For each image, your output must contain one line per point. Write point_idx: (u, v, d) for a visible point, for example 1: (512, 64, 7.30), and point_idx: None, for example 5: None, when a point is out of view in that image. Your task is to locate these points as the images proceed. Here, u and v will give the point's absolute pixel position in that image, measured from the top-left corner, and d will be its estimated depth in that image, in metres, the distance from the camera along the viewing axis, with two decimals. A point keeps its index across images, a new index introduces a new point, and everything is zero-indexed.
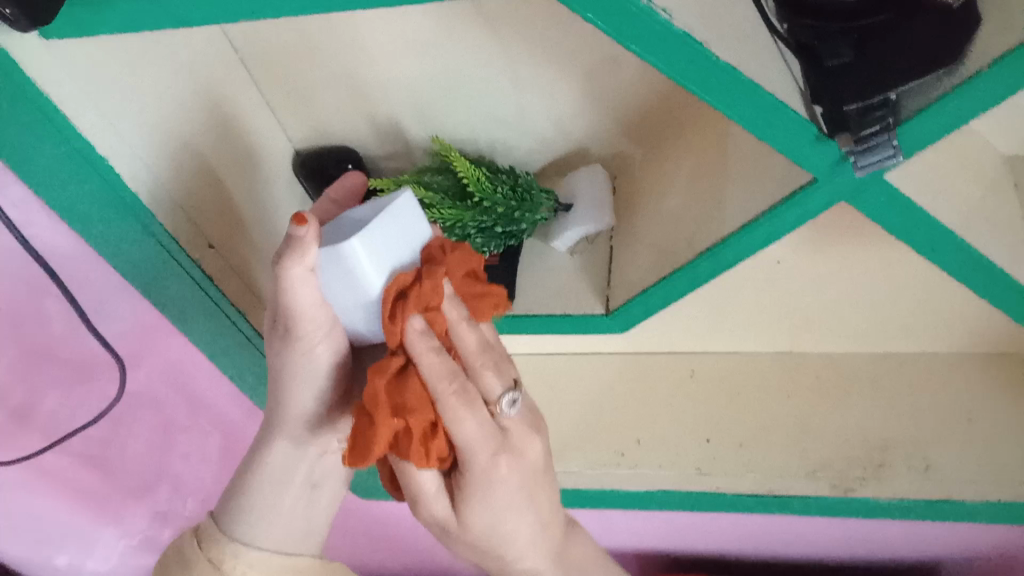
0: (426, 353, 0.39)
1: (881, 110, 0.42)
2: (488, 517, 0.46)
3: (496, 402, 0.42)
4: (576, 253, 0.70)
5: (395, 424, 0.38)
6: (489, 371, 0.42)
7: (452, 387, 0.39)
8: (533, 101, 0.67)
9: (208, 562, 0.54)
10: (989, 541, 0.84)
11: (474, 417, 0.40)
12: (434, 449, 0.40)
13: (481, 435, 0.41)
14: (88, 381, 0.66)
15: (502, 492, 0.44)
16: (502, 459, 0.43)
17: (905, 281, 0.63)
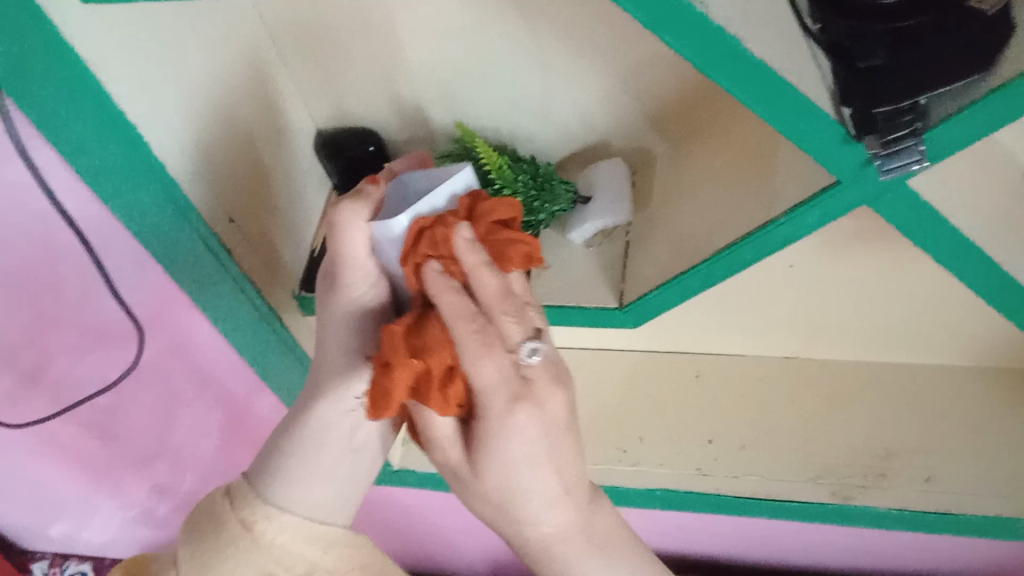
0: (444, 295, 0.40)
1: (910, 115, 0.42)
2: (523, 473, 0.42)
3: (516, 348, 0.40)
4: (592, 246, 0.69)
5: (415, 365, 0.40)
6: (511, 319, 0.40)
7: (469, 328, 0.39)
8: (559, 90, 0.68)
9: (239, 523, 0.50)
10: (985, 559, 0.84)
11: (492, 359, 0.39)
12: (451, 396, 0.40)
13: (498, 379, 0.39)
14: (103, 349, 0.66)
15: (528, 434, 0.41)
16: (554, 389, 0.41)
17: (919, 291, 0.64)
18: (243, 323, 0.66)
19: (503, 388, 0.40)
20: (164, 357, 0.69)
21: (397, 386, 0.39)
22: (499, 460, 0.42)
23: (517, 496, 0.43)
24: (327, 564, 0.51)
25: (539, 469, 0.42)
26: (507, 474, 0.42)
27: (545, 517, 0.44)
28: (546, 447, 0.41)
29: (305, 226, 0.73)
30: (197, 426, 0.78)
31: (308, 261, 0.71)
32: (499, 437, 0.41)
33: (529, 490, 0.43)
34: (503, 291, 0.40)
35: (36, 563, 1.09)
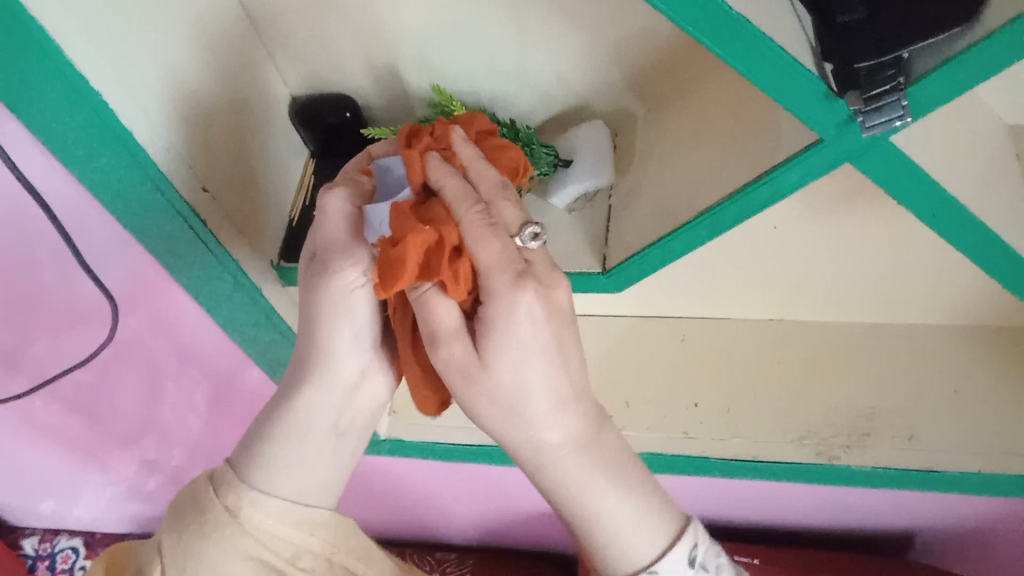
0: (445, 178, 0.45)
1: (893, 70, 0.42)
2: (528, 364, 0.43)
3: (517, 232, 0.44)
4: (575, 211, 0.69)
5: (426, 235, 0.42)
6: (509, 207, 0.44)
7: (472, 208, 0.43)
8: (537, 55, 0.67)
9: (224, 510, 0.49)
10: (968, 515, 0.85)
11: (495, 238, 0.42)
12: (460, 271, 0.42)
13: (502, 255, 0.42)
14: (81, 326, 0.65)
15: (532, 318, 0.42)
16: (553, 277, 0.44)
17: (902, 250, 0.63)
18: (224, 299, 0.64)
19: (507, 266, 0.42)
20: (146, 336, 0.68)
21: (408, 254, 0.41)
22: (507, 340, 0.42)
23: (521, 396, 0.44)
24: (312, 546, 0.52)
25: (541, 364, 0.43)
26: (514, 363, 0.43)
27: (548, 422, 0.45)
28: (548, 341, 0.43)
29: (285, 196, 0.72)
30: (183, 401, 0.78)
31: (287, 232, 0.70)
32: (506, 316, 0.42)
33: (531, 390, 0.43)
34: (501, 183, 0.45)
35: (27, 538, 1.11)
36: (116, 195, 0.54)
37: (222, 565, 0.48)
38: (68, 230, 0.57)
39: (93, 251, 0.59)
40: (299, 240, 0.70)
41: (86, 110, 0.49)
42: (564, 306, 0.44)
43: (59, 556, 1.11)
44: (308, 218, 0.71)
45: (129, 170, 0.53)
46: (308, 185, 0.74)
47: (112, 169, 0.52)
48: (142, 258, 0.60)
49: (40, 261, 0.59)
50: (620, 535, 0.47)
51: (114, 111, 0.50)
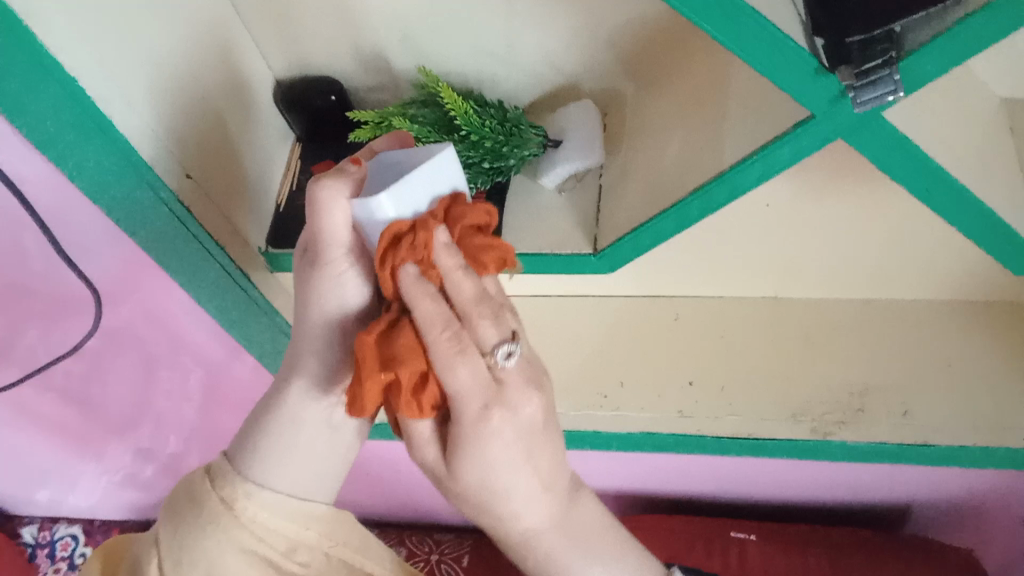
0: (421, 301, 0.40)
1: (886, 44, 0.41)
2: (503, 470, 0.44)
3: (490, 352, 0.42)
4: (564, 191, 0.68)
5: (382, 377, 0.39)
6: (485, 322, 0.42)
7: (444, 333, 0.40)
8: (525, 34, 0.66)
9: (220, 503, 0.49)
10: (963, 488, 0.85)
11: (469, 361, 0.40)
12: (423, 400, 0.41)
13: (475, 382, 0.41)
14: (70, 315, 0.64)
15: (507, 436, 0.43)
16: (528, 392, 0.44)
17: (895, 226, 0.63)
18: (214, 289, 0.63)
19: (476, 392, 0.41)
20: (137, 323, 0.68)
21: (365, 396, 0.39)
22: (479, 460, 0.43)
23: (498, 491, 0.45)
24: (308, 539, 0.51)
25: (519, 467, 0.45)
26: (486, 470, 0.44)
27: (529, 510, 0.47)
28: (524, 448, 0.44)
29: (271, 181, 0.71)
30: (176, 389, 0.78)
31: (274, 218, 0.70)
32: (475, 440, 0.43)
33: (512, 486, 0.45)
34: (479, 293, 0.41)
35: (26, 527, 1.10)
36: (105, 189, 0.53)
37: (216, 557, 0.47)
38: (48, 224, 0.56)
39: (77, 242, 0.58)
40: (286, 225, 0.69)
41: (69, 102, 0.48)
42: (536, 418, 0.44)
43: (58, 543, 1.11)
44: (295, 203, 0.71)
45: (114, 161, 0.52)
46: (294, 170, 0.73)
47: (99, 164, 0.51)
48: (126, 247, 0.59)
49: (26, 252, 0.58)
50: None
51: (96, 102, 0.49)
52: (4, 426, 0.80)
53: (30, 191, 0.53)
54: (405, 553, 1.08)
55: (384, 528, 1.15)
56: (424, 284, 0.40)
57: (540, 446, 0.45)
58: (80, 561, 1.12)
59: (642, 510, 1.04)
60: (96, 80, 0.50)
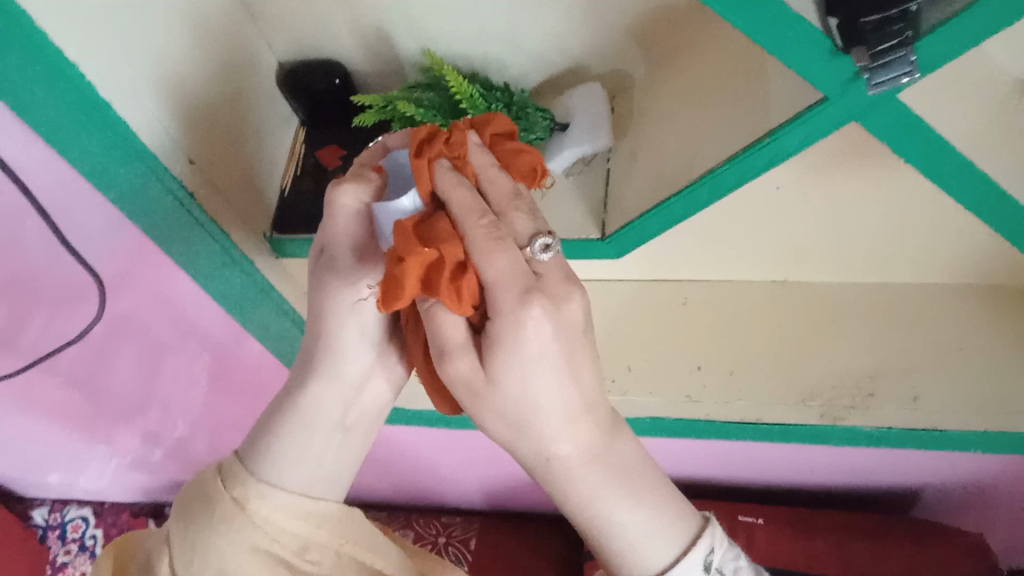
0: (452, 189, 0.40)
1: (902, 23, 0.39)
2: (539, 375, 0.39)
3: (526, 244, 0.40)
4: (572, 175, 0.67)
5: (426, 254, 0.38)
6: (521, 215, 0.41)
7: (480, 222, 0.39)
8: (530, 16, 0.65)
9: (231, 502, 0.48)
10: (972, 472, 0.84)
11: (505, 250, 0.38)
12: (463, 289, 0.38)
13: (511, 269, 0.38)
14: (75, 303, 0.64)
15: (545, 331, 0.38)
16: (570, 288, 0.40)
17: (906, 208, 0.62)
18: (220, 276, 0.63)
19: (513, 276, 0.38)
20: (141, 309, 0.67)
21: (409, 273, 0.37)
22: (516, 357, 0.39)
23: (529, 408, 0.40)
24: (320, 538, 0.50)
25: (556, 375, 0.40)
26: (522, 375, 0.39)
27: (561, 434, 0.42)
28: (564, 352, 0.40)
29: (276, 166, 0.70)
30: (183, 374, 0.78)
31: (279, 203, 0.69)
32: (512, 336, 0.38)
33: (546, 401, 0.40)
34: (512, 189, 0.41)
35: (37, 509, 1.11)
36: (108, 176, 0.52)
37: (227, 555, 0.46)
38: (50, 212, 0.55)
39: (80, 230, 0.58)
40: (291, 210, 0.68)
41: (70, 90, 0.47)
42: (579, 318, 0.40)
43: (70, 525, 1.12)
44: (300, 188, 0.70)
45: (116, 149, 0.51)
46: (298, 154, 0.73)
47: (101, 151, 0.51)
48: (130, 234, 0.59)
49: (28, 242, 0.58)
50: (631, 542, 0.45)
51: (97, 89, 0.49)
52: (12, 411, 0.81)
53: (31, 178, 0.53)
54: (413, 536, 1.08)
55: (392, 511, 1.15)
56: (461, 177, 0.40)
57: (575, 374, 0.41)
58: (90, 542, 1.13)
59: None
60: (98, 67, 0.49)
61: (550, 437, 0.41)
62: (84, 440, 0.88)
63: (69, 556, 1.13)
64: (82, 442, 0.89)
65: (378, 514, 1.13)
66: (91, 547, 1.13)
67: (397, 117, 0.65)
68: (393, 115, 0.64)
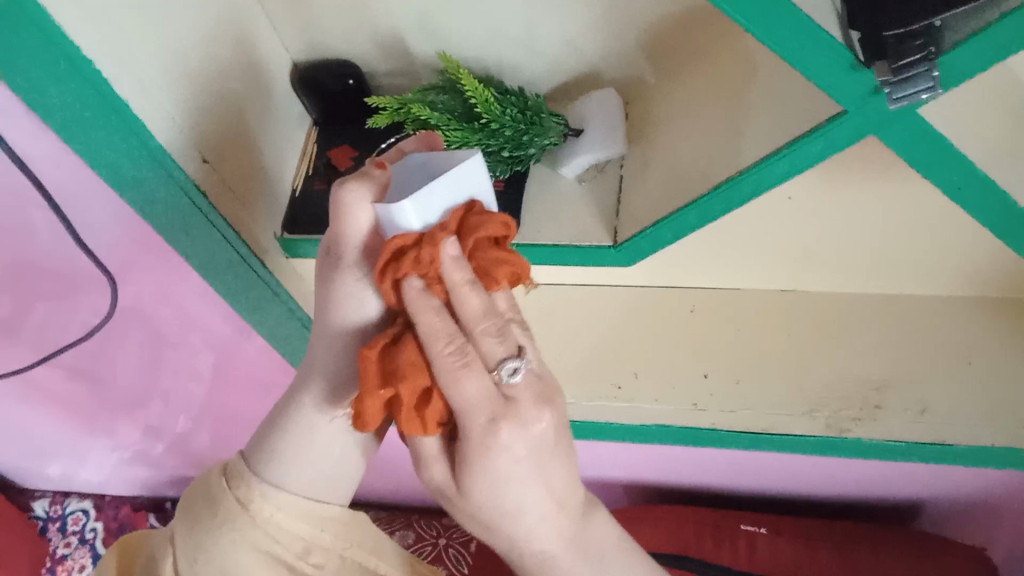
0: (426, 314, 0.40)
1: (924, 38, 0.40)
2: (514, 483, 0.41)
3: (496, 368, 0.40)
4: (585, 181, 0.67)
5: (384, 390, 0.41)
6: (490, 338, 0.40)
7: (446, 349, 0.39)
8: (546, 20, 0.65)
9: (236, 503, 0.49)
10: (978, 486, 0.84)
11: (473, 374, 0.39)
12: (427, 417, 0.41)
13: (479, 397, 0.39)
14: (84, 294, 0.64)
15: (517, 445, 0.40)
16: (540, 409, 0.41)
17: (920, 220, 0.62)
18: (229, 276, 0.63)
19: (482, 403, 0.39)
20: (150, 304, 0.67)
21: (368, 408, 0.41)
22: (488, 475, 0.41)
23: (506, 513, 0.42)
24: (323, 542, 0.51)
25: (532, 480, 0.42)
26: (496, 488, 0.41)
27: (540, 523, 0.43)
28: (535, 462, 0.41)
29: (287, 165, 0.70)
30: (188, 370, 0.78)
31: (290, 202, 0.69)
32: (481, 454, 0.40)
33: (523, 505, 0.42)
34: (484, 309, 0.40)
35: (38, 500, 1.11)
36: (119, 172, 0.52)
37: (230, 555, 0.48)
38: (60, 203, 0.56)
39: (90, 222, 0.58)
40: (301, 210, 0.68)
41: (84, 85, 0.47)
42: (549, 433, 0.41)
43: (70, 517, 1.12)
44: (311, 188, 0.70)
45: (128, 145, 0.51)
46: (311, 155, 0.72)
47: (113, 147, 0.51)
48: (140, 229, 0.59)
49: (40, 231, 0.58)
50: None
51: (111, 84, 0.49)
52: (18, 401, 0.81)
53: (41, 169, 0.53)
54: (414, 538, 1.08)
55: (392, 511, 1.15)
56: (431, 302, 0.40)
57: (553, 458, 0.43)
58: (90, 536, 1.12)
59: (651, 500, 1.04)
60: (115, 64, 0.49)
61: (527, 530, 0.43)
62: (88, 432, 0.89)
63: (69, 549, 1.12)
64: (87, 434, 0.89)
65: (379, 515, 1.13)
66: (91, 540, 1.12)
67: (411, 120, 0.65)
68: (407, 117, 0.64)
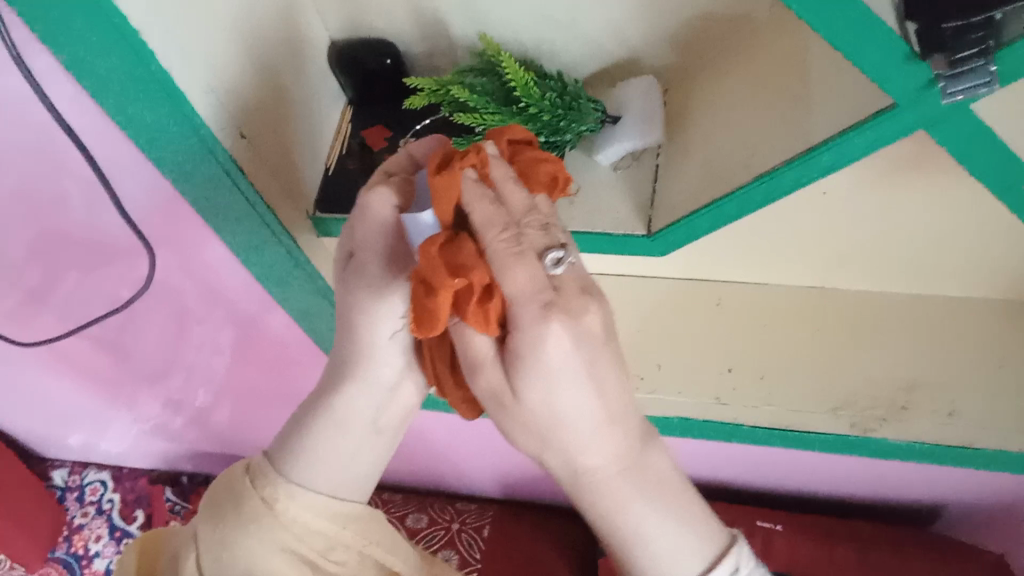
0: (477, 201, 0.38)
1: (982, 32, 0.39)
2: (563, 390, 0.37)
3: (540, 257, 0.37)
4: (620, 169, 0.66)
5: (456, 282, 0.36)
6: (534, 226, 0.38)
7: (500, 236, 0.37)
8: (589, 4, 0.64)
9: (261, 502, 0.50)
10: (1001, 492, 0.83)
11: (522, 264, 0.36)
12: (490, 313, 0.36)
13: (530, 283, 0.36)
14: (117, 263, 0.65)
15: (565, 349, 0.36)
16: (586, 300, 0.38)
17: (959, 220, 0.61)
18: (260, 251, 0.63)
19: (536, 293, 0.36)
20: (179, 279, 0.67)
21: (442, 293, 0.36)
22: (532, 372, 0.36)
23: (550, 421, 0.38)
24: (345, 539, 0.51)
25: (582, 391, 0.37)
26: (546, 391, 0.37)
27: (592, 444, 0.39)
28: (585, 360, 0.37)
29: (322, 142, 0.70)
30: (212, 345, 0.78)
31: (324, 179, 0.69)
32: (530, 350, 0.36)
33: (571, 413, 0.37)
34: (528, 201, 0.39)
35: (57, 469, 1.13)
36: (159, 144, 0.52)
37: (256, 556, 0.48)
38: (104, 171, 0.56)
39: (126, 192, 0.58)
40: (336, 188, 0.68)
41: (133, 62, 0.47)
42: (601, 332, 0.38)
43: (88, 486, 1.13)
44: (345, 167, 0.70)
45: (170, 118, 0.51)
46: (344, 134, 0.72)
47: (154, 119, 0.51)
48: (172, 201, 0.59)
49: (77, 199, 0.58)
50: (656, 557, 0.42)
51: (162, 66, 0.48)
52: (45, 369, 0.82)
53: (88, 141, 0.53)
54: (428, 521, 1.08)
55: (407, 493, 1.15)
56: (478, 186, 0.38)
57: (603, 366, 0.38)
58: (108, 506, 1.13)
59: None
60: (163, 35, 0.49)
61: (580, 443, 0.39)
62: (110, 402, 0.90)
63: (85, 518, 1.13)
64: (107, 404, 0.90)
65: (394, 496, 1.14)
66: (108, 510, 1.13)
67: (449, 101, 0.64)
68: (444, 99, 0.64)
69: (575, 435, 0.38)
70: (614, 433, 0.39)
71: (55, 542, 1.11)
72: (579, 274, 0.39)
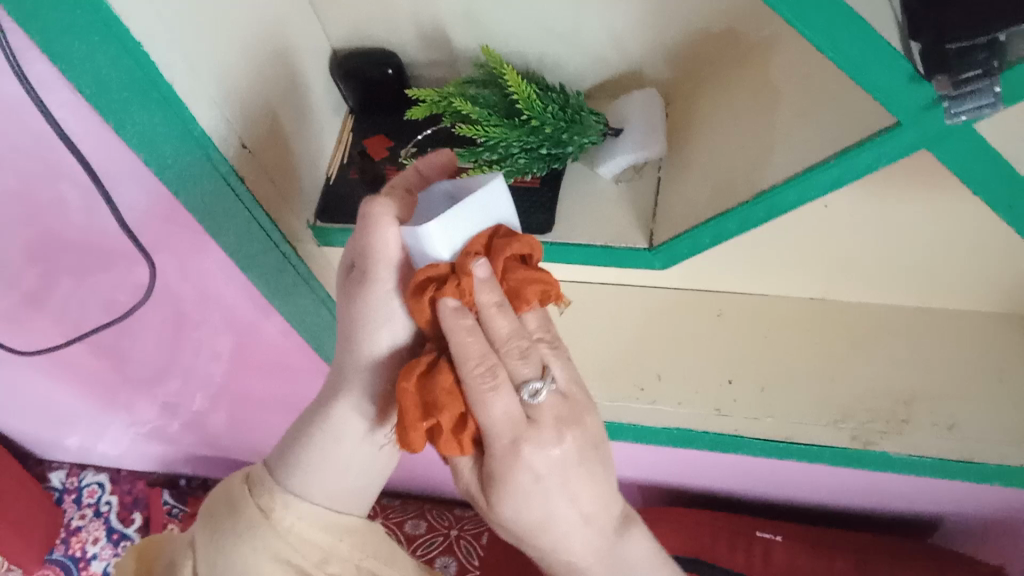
0: (463, 336, 0.42)
1: (986, 52, 0.38)
2: (539, 501, 0.44)
3: (521, 387, 0.43)
4: (622, 182, 0.67)
5: (429, 420, 0.42)
6: (516, 360, 0.43)
7: (478, 369, 0.41)
8: (592, 18, 0.64)
9: (258, 511, 0.50)
10: (1000, 505, 0.82)
11: (500, 397, 0.41)
12: (462, 440, 0.43)
13: (509, 420, 0.42)
14: (116, 269, 0.65)
15: (540, 466, 0.43)
16: (560, 431, 0.44)
17: (962, 234, 0.61)
18: (257, 261, 0.63)
19: (514, 424, 0.42)
20: (179, 286, 0.67)
21: (416, 435, 0.41)
22: (507, 488, 0.44)
23: (527, 520, 0.45)
24: (341, 551, 0.51)
25: (554, 499, 0.45)
26: (517, 505, 0.44)
27: (568, 534, 0.46)
28: (556, 471, 0.44)
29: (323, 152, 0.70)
30: (213, 351, 0.78)
31: (324, 188, 0.69)
32: (506, 472, 0.43)
33: (548, 518, 0.45)
34: (514, 338, 0.43)
35: (55, 471, 1.13)
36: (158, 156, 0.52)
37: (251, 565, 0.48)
38: (102, 178, 0.55)
39: (126, 200, 0.57)
40: (336, 198, 0.68)
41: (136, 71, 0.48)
42: (574, 446, 0.45)
43: (86, 489, 1.13)
44: (346, 177, 0.70)
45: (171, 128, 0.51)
46: (345, 144, 0.72)
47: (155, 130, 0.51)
48: (171, 209, 0.59)
49: (78, 206, 0.58)
50: None
51: (163, 74, 0.49)
52: (44, 373, 0.81)
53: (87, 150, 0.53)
54: (426, 527, 1.08)
55: (405, 499, 1.15)
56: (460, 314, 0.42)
57: (578, 475, 0.45)
58: (105, 509, 1.13)
59: (666, 501, 1.03)
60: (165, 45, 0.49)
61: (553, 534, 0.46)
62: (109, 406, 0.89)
63: (83, 521, 1.13)
64: (105, 408, 0.90)
65: (392, 502, 1.13)
66: (106, 513, 1.13)
67: (450, 112, 0.64)
68: (446, 110, 0.64)
69: (552, 529, 0.46)
70: (584, 512, 0.46)
71: (52, 544, 1.11)
72: (556, 402, 0.45)
